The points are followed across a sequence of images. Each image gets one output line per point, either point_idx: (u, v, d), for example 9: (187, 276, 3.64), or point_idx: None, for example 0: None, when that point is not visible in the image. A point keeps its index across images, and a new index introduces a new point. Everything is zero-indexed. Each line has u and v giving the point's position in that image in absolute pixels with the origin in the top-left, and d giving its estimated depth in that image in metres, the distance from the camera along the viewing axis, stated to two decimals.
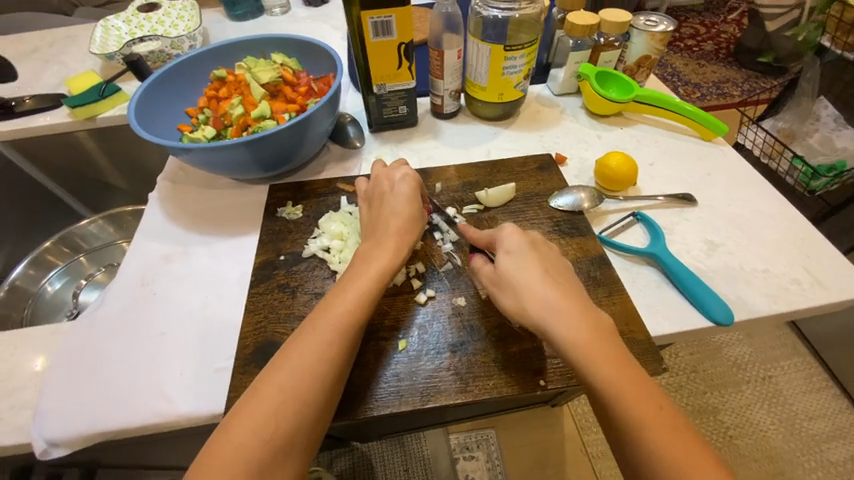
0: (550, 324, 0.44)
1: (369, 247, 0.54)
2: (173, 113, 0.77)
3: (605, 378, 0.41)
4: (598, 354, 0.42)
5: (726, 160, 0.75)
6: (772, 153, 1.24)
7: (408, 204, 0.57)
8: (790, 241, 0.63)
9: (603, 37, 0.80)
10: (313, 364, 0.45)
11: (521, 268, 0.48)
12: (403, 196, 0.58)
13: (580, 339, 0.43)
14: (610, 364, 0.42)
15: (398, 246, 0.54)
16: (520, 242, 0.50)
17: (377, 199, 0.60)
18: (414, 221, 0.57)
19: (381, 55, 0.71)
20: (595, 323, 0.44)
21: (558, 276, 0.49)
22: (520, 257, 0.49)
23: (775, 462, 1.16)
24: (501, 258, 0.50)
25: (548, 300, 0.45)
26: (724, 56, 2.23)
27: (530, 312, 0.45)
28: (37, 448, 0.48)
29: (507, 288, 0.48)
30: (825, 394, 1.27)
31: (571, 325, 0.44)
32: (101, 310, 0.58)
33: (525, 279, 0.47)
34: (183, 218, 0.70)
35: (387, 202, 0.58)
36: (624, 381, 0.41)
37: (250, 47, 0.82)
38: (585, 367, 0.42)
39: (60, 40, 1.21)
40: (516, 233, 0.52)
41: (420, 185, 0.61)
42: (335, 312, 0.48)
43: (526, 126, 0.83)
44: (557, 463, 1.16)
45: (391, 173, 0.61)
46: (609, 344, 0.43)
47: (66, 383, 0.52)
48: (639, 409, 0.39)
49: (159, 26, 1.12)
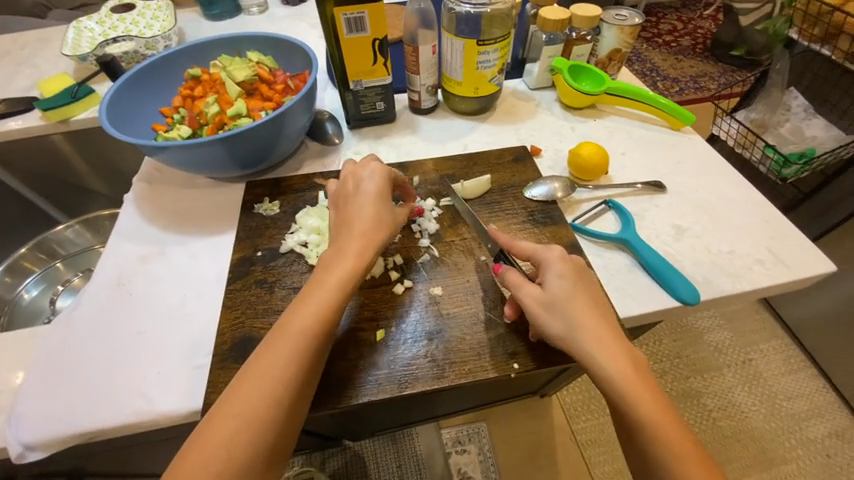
0: (600, 357, 0.45)
1: (332, 253, 0.52)
2: (148, 113, 0.77)
3: (650, 415, 0.43)
4: (643, 392, 0.44)
5: (694, 148, 0.78)
6: (744, 142, 1.28)
7: (373, 205, 0.55)
8: (754, 224, 0.65)
9: (574, 32, 0.82)
10: (275, 380, 0.44)
11: (572, 295, 0.48)
12: (369, 197, 0.56)
13: (630, 376, 0.44)
14: (654, 401, 0.43)
15: (363, 251, 0.52)
16: (571, 268, 0.49)
17: (343, 200, 0.57)
18: (381, 222, 0.55)
19: (356, 52, 0.72)
20: (636, 359, 0.46)
21: (603, 308, 0.49)
22: (572, 285, 0.48)
23: (757, 442, 1.20)
24: (551, 282, 0.48)
25: (599, 334, 0.46)
26: (700, 50, 2.29)
27: (581, 342, 0.46)
28: (13, 452, 0.48)
29: (556, 312, 0.47)
30: (803, 374, 1.31)
31: (619, 361, 0.45)
32: (77, 312, 0.58)
33: (578, 307, 0.47)
34: (160, 218, 0.70)
35: (352, 204, 0.56)
36: (665, 419, 0.43)
37: (226, 46, 0.82)
38: (631, 403, 0.43)
39: (30, 43, 1.18)
40: (567, 258, 0.50)
41: (389, 181, 0.59)
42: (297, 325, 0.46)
43: (502, 119, 0.85)
44: (548, 455, 1.18)
45: (357, 172, 0.58)
46: (650, 382, 0.45)
47: (40, 385, 0.51)
48: (679, 446, 0.42)
49: (133, 26, 1.11)
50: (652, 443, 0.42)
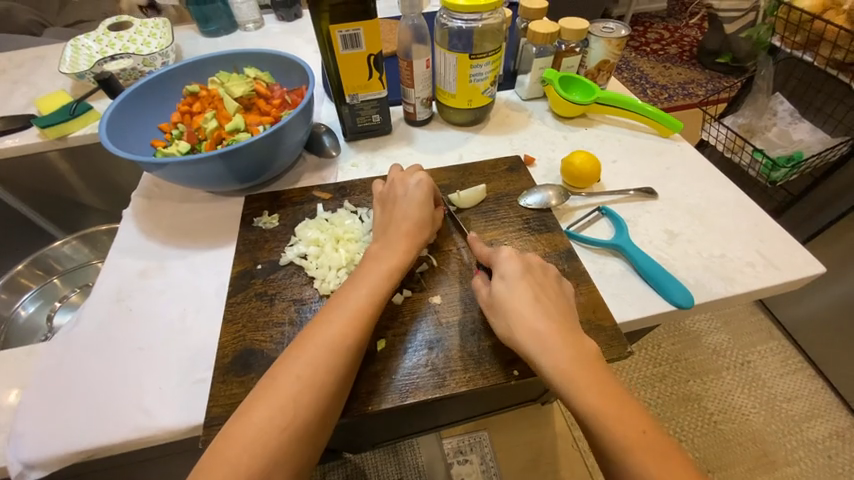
0: (534, 353, 0.47)
1: (380, 247, 0.57)
2: (146, 130, 0.78)
3: (588, 403, 0.43)
4: (582, 382, 0.44)
5: (684, 155, 0.80)
6: (733, 147, 1.31)
7: (417, 209, 0.60)
8: (744, 227, 0.67)
9: (564, 44, 0.84)
10: (324, 360, 0.47)
11: (513, 294, 0.51)
12: (414, 201, 0.61)
13: (563, 367, 0.45)
14: (593, 391, 0.44)
15: (404, 248, 0.57)
16: (517, 267, 0.53)
17: (390, 204, 0.63)
18: (424, 225, 0.60)
19: (351, 67, 0.73)
20: (577, 351, 0.47)
21: (552, 302, 0.51)
22: (515, 284, 0.52)
23: (759, 445, 1.20)
24: (496, 283, 0.53)
25: (537, 330, 0.48)
26: (688, 58, 2.35)
27: (519, 341, 0.48)
28: (13, 471, 0.47)
29: (499, 312, 0.51)
30: (801, 375, 1.32)
31: (555, 354, 0.46)
32: (77, 329, 0.58)
33: (516, 304, 0.50)
34: (159, 233, 0.70)
35: (398, 207, 0.61)
36: (607, 407, 0.43)
37: (222, 63, 0.83)
38: (568, 393, 0.44)
39: (28, 61, 1.19)
40: (512, 258, 0.54)
41: (433, 190, 0.64)
42: (345, 310, 0.50)
43: (496, 130, 0.87)
44: (550, 462, 1.17)
45: (404, 180, 0.64)
46: (594, 371, 0.45)
47: (41, 403, 0.51)
48: (621, 432, 0.41)
49: (131, 44, 1.13)
50: (597, 432, 0.42)
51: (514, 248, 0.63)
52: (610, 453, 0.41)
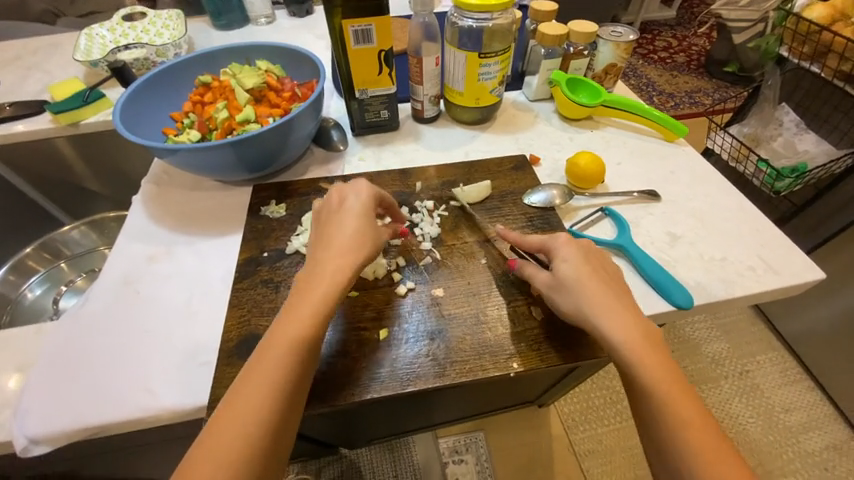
0: (607, 327, 0.46)
1: (319, 259, 0.51)
2: (158, 118, 0.79)
3: (657, 378, 0.44)
4: (652, 358, 0.45)
5: (688, 159, 0.81)
6: (738, 156, 1.31)
7: (357, 219, 0.55)
8: (745, 232, 0.68)
9: (572, 46, 0.85)
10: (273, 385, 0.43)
11: (579, 274, 0.50)
12: (354, 212, 0.55)
13: (638, 343, 0.45)
14: (662, 369, 0.44)
15: (352, 258, 0.51)
16: (576, 252, 0.52)
17: (325, 218, 0.56)
18: (366, 234, 0.54)
19: (362, 62, 0.74)
20: (647, 331, 0.47)
21: (615, 285, 0.51)
22: (577, 265, 0.51)
23: (755, 454, 1.20)
24: (558, 266, 0.52)
25: (608, 308, 0.47)
26: (695, 67, 2.36)
27: (593, 317, 0.47)
28: (18, 445, 0.48)
29: (566, 292, 0.50)
30: (800, 387, 1.32)
31: (628, 330, 0.46)
32: (84, 310, 0.59)
33: (584, 284, 0.49)
34: (167, 219, 0.72)
35: (335, 219, 0.55)
36: (671, 386, 0.44)
37: (235, 55, 0.85)
38: (637, 368, 0.44)
39: (42, 48, 1.21)
40: (570, 242, 0.54)
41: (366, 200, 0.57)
42: (291, 330, 0.46)
43: (503, 129, 0.88)
44: (545, 465, 1.18)
45: (344, 190, 0.59)
46: (658, 349, 0.46)
47: (47, 380, 0.52)
48: (684, 410, 0.43)
49: (144, 35, 1.14)
50: (659, 406, 0.43)
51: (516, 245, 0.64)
52: (668, 424, 0.42)
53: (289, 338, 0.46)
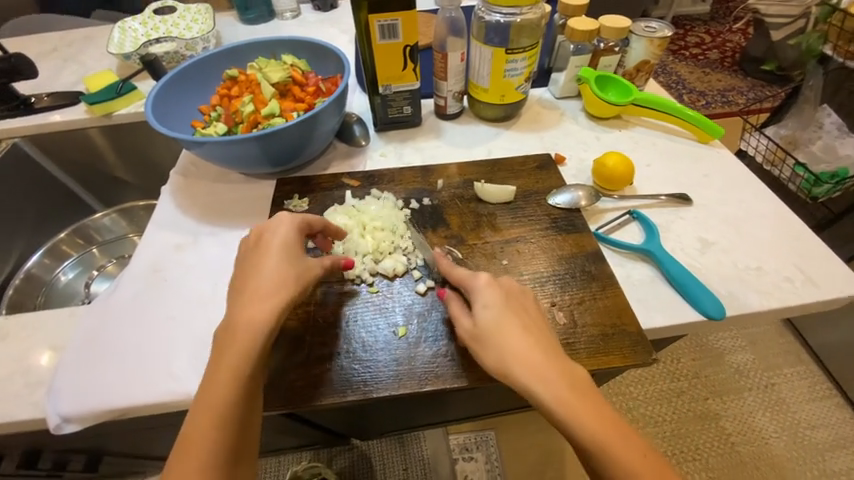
0: (532, 385, 0.42)
1: (237, 314, 0.47)
2: (187, 110, 0.81)
3: (592, 433, 0.40)
4: (583, 412, 0.41)
5: (723, 162, 0.77)
6: (773, 159, 1.25)
7: (279, 264, 0.50)
8: (782, 241, 0.64)
9: (602, 43, 0.82)
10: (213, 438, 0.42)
11: (498, 323, 0.47)
12: (275, 257, 0.51)
13: (564, 397, 0.42)
14: (597, 421, 0.41)
15: (278, 301, 0.48)
16: (495, 295, 0.49)
17: (247, 263, 0.51)
18: (290, 282, 0.50)
19: (387, 57, 0.74)
20: (574, 378, 0.43)
21: (538, 331, 0.47)
22: (498, 311, 0.48)
23: (777, 470, 1.16)
24: (479, 313, 0.48)
25: (531, 361, 0.44)
26: (729, 64, 2.25)
27: (515, 371, 0.44)
28: (51, 423, 0.51)
29: (488, 343, 0.46)
30: (828, 403, 1.26)
31: (552, 383, 0.42)
32: (115, 296, 0.61)
33: (503, 334, 0.46)
34: (194, 209, 0.73)
35: (254, 267, 0.50)
36: (610, 438, 0.40)
37: (262, 49, 0.85)
38: (571, 426, 0.41)
39: (79, 41, 1.25)
40: (490, 284, 0.50)
41: (293, 231, 0.54)
42: (218, 392, 0.43)
43: (527, 127, 0.86)
44: (557, 467, 1.16)
45: (266, 226, 0.54)
46: (585, 393, 0.43)
47: (80, 362, 0.54)
48: (628, 466, 0.39)
49: (174, 28, 1.17)
50: (603, 464, 0.40)
51: (540, 247, 0.62)
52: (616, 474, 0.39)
53: (224, 384, 0.43)
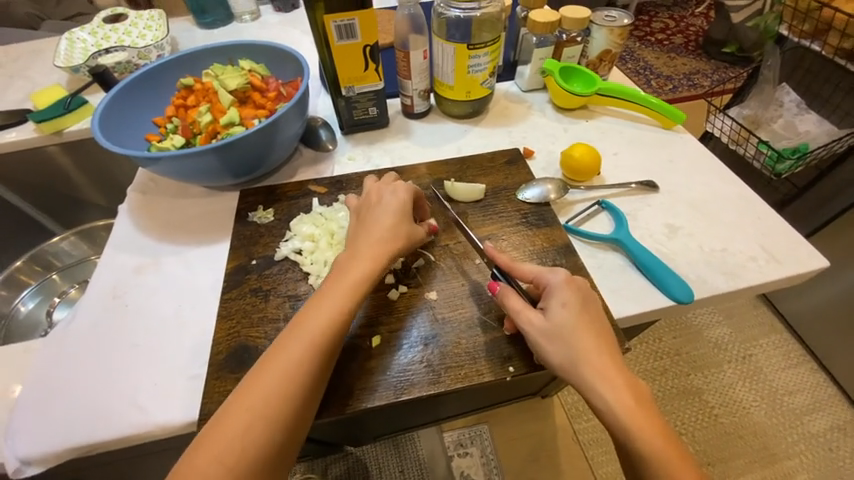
0: (600, 388, 0.44)
1: (350, 257, 0.53)
2: (140, 124, 0.77)
3: (654, 447, 0.42)
4: (648, 426, 0.43)
5: (687, 146, 0.78)
6: (738, 139, 1.28)
7: (393, 218, 0.56)
8: (747, 221, 0.66)
9: (565, 34, 0.82)
10: (322, 329, 0.47)
11: (573, 324, 0.47)
12: (389, 210, 0.57)
13: (631, 408, 0.43)
14: (661, 438, 0.42)
15: (383, 252, 0.53)
16: (573, 295, 0.49)
17: (363, 213, 0.58)
18: (399, 234, 0.55)
19: (347, 58, 0.72)
20: (639, 392, 0.45)
21: (608, 336, 0.48)
22: (575, 313, 0.48)
23: (759, 438, 1.20)
24: (554, 309, 0.48)
25: (601, 367, 0.45)
26: (693, 48, 2.30)
27: (581, 373, 0.45)
28: (10, 467, 0.48)
29: (559, 340, 0.47)
30: (804, 369, 1.31)
31: (621, 392, 0.44)
32: (73, 325, 0.57)
33: (577, 334, 0.47)
34: (154, 228, 0.70)
35: (372, 214, 0.57)
36: (670, 453, 0.42)
37: (217, 55, 0.82)
38: (637, 439, 0.42)
39: (24, 55, 1.18)
40: (568, 283, 0.50)
41: (412, 197, 0.59)
42: (315, 327, 0.47)
43: (495, 122, 0.85)
44: (551, 455, 1.18)
45: (381, 188, 0.60)
46: (651, 413, 0.44)
47: (37, 400, 0.51)
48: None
49: (126, 37, 1.11)
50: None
51: (513, 243, 0.62)
52: None
53: (323, 320, 0.48)
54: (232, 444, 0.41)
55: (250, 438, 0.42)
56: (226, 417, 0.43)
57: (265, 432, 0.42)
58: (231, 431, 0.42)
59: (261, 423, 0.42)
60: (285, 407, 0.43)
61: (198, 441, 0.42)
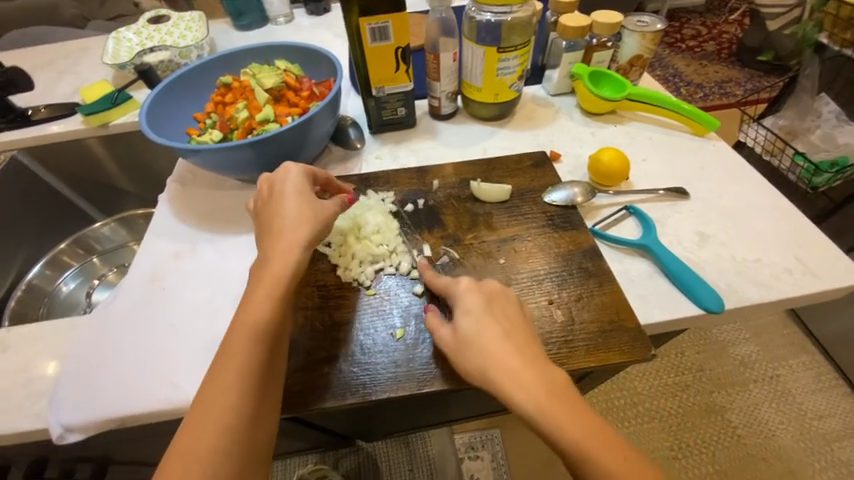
0: (513, 390, 0.43)
1: (266, 253, 0.53)
2: (182, 119, 0.81)
3: (572, 438, 0.40)
4: (567, 419, 0.41)
5: (719, 155, 0.77)
6: (773, 149, 1.25)
7: (290, 204, 0.56)
8: (781, 232, 0.64)
9: (595, 38, 0.82)
10: (249, 338, 0.47)
11: (477, 329, 0.47)
12: (286, 197, 0.57)
13: (544, 404, 0.42)
14: (574, 424, 0.41)
15: (295, 236, 0.54)
16: (477, 300, 0.50)
17: (263, 210, 0.58)
18: (303, 215, 0.56)
19: (379, 60, 0.74)
20: (550, 382, 0.43)
21: (517, 331, 0.48)
22: (478, 320, 0.48)
23: (784, 462, 1.15)
24: (459, 319, 0.49)
25: (509, 365, 0.44)
26: (726, 56, 2.24)
27: (493, 379, 0.44)
28: (54, 433, 0.51)
29: (470, 347, 0.47)
30: (835, 393, 1.25)
31: (531, 390, 0.42)
32: (114, 305, 0.61)
33: (483, 338, 0.46)
34: (192, 216, 0.74)
35: (271, 212, 0.57)
36: (587, 439, 0.40)
37: (255, 55, 0.86)
38: (552, 433, 0.41)
39: (75, 52, 1.26)
40: (472, 290, 0.51)
41: (304, 177, 0.61)
42: (241, 351, 0.47)
43: (521, 125, 0.86)
44: (563, 464, 1.16)
45: (272, 179, 0.60)
46: (567, 401, 0.42)
47: (82, 371, 0.55)
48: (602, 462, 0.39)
49: (169, 36, 1.17)
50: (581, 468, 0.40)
51: (537, 245, 0.62)
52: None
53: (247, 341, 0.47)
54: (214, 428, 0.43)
55: (211, 433, 0.43)
56: (202, 404, 0.44)
57: (235, 407, 0.44)
58: (201, 426, 0.43)
59: (237, 398, 0.44)
60: (226, 438, 0.43)
61: (186, 423, 0.44)
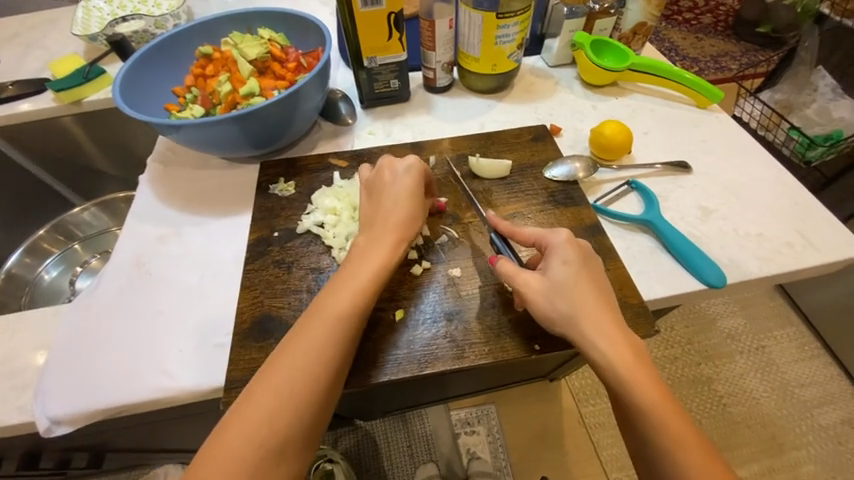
0: (597, 340, 0.44)
1: (372, 241, 0.52)
2: (160, 94, 0.76)
3: (648, 399, 0.42)
4: (640, 382, 0.42)
5: (722, 127, 0.75)
6: (768, 124, 1.23)
7: (407, 198, 0.54)
8: (784, 206, 0.63)
9: (598, 4, 0.77)
10: (328, 328, 0.46)
11: (574, 280, 0.46)
12: (403, 189, 0.55)
13: (626, 361, 0.43)
14: (649, 384, 0.43)
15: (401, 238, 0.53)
16: (576, 253, 0.48)
17: (376, 191, 0.57)
18: (413, 216, 0.54)
19: (370, 26, 0.69)
20: (634, 344, 0.45)
21: (606, 292, 0.48)
22: (576, 271, 0.47)
23: (767, 428, 1.19)
24: (555, 268, 0.47)
25: (600, 320, 0.45)
26: (723, 28, 2.18)
27: (580, 326, 0.45)
28: (41, 426, 0.49)
29: (563, 297, 0.46)
30: (818, 362, 1.29)
31: (617, 346, 0.44)
32: (96, 293, 0.58)
33: (577, 292, 0.46)
34: (175, 199, 0.70)
35: (385, 195, 0.55)
36: (660, 405, 0.42)
37: (237, 23, 0.80)
38: (623, 390, 0.42)
39: (41, 24, 1.17)
40: (569, 242, 0.48)
41: (424, 176, 0.58)
42: (304, 343, 0.45)
43: (520, 98, 0.82)
44: (557, 437, 1.18)
45: (392, 163, 0.57)
46: (647, 365, 0.44)
47: (67, 362, 0.52)
48: (672, 427, 0.41)
49: (142, 5, 1.09)
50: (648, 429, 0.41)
51: (538, 222, 0.61)
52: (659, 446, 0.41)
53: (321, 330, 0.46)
54: (260, 422, 0.42)
55: (261, 422, 0.42)
56: (250, 399, 0.43)
57: (292, 397, 0.43)
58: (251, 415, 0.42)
59: (299, 398, 0.43)
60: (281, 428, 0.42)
61: (236, 407, 0.43)
